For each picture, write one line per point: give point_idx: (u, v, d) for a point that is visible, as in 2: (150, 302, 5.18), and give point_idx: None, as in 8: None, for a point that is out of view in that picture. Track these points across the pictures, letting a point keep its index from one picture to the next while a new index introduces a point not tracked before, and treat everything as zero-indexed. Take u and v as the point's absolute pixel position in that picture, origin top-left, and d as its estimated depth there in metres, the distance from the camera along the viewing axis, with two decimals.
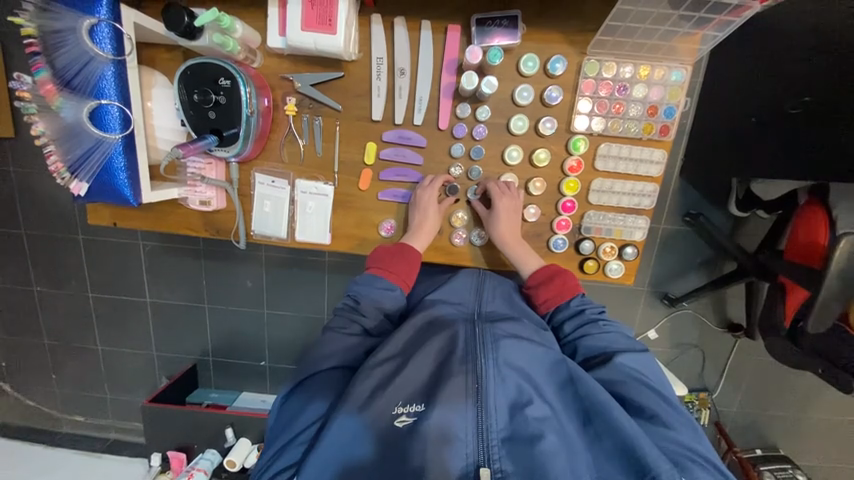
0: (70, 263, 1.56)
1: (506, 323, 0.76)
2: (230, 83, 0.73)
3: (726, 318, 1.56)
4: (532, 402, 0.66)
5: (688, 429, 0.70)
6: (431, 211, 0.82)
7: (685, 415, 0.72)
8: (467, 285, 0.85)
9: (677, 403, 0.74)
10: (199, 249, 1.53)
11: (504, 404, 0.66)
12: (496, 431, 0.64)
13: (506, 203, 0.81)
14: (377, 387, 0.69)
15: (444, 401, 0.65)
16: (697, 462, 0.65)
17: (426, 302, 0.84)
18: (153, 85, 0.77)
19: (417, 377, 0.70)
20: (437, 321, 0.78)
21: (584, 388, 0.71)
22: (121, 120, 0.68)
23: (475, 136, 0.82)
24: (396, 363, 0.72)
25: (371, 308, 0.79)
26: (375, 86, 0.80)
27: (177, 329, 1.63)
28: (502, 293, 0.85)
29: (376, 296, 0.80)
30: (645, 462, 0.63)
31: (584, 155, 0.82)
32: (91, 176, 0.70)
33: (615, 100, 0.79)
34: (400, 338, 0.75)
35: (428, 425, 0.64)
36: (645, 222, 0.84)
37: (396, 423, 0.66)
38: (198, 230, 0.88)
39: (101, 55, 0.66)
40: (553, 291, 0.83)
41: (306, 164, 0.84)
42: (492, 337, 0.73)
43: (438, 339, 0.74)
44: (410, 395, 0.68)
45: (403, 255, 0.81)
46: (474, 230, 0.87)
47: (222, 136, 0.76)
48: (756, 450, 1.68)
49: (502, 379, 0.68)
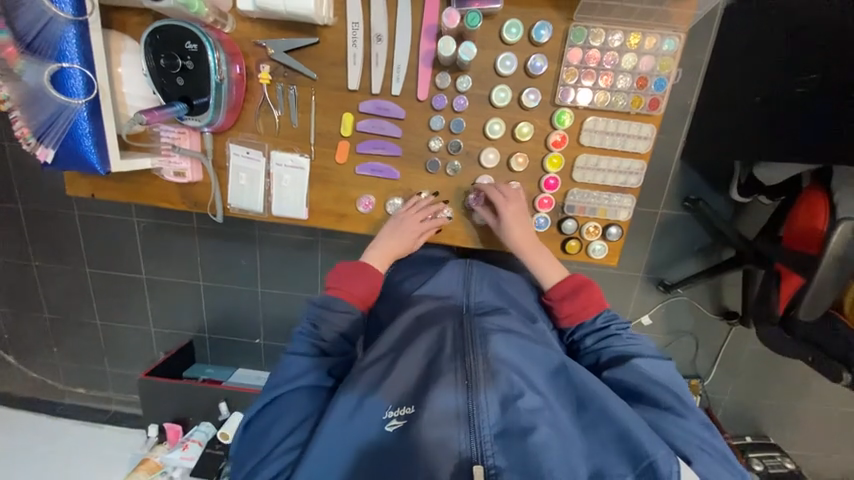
0: (68, 238, 1.58)
1: (494, 316, 0.75)
2: (198, 47, 0.70)
3: (721, 305, 1.54)
4: (524, 394, 0.65)
5: (691, 418, 0.69)
6: (408, 231, 0.82)
7: (691, 406, 0.71)
8: (454, 275, 0.84)
9: (682, 394, 0.72)
10: (193, 227, 1.53)
11: (495, 399, 0.64)
12: (488, 425, 0.62)
13: (519, 210, 0.80)
14: (368, 389, 0.68)
15: (434, 401, 0.64)
16: (706, 451, 0.66)
17: (413, 299, 0.82)
18: (122, 51, 0.74)
19: (406, 374, 0.69)
20: (426, 316, 0.77)
21: (579, 377, 0.70)
22: (85, 85, 0.66)
23: (455, 108, 0.78)
24: (386, 363, 0.71)
25: (332, 334, 0.77)
26: (351, 53, 0.76)
27: (173, 306, 1.65)
28: (490, 282, 0.84)
29: (333, 320, 0.77)
30: (641, 449, 0.62)
31: (569, 129, 0.79)
32: (56, 142, 0.68)
33: (603, 71, 0.75)
34: (392, 333, 0.75)
35: (420, 424, 0.63)
36: (630, 202, 0.81)
37: (388, 428, 0.65)
38: (174, 202, 0.87)
39: (61, 16, 0.63)
40: (577, 306, 0.83)
41: (282, 135, 0.82)
42: (481, 332, 0.71)
43: (428, 335, 0.72)
44: (400, 396, 0.67)
45: (366, 273, 0.82)
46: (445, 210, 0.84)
47: (191, 105, 0.74)
48: (747, 437, 1.70)
49: (492, 372, 0.66)
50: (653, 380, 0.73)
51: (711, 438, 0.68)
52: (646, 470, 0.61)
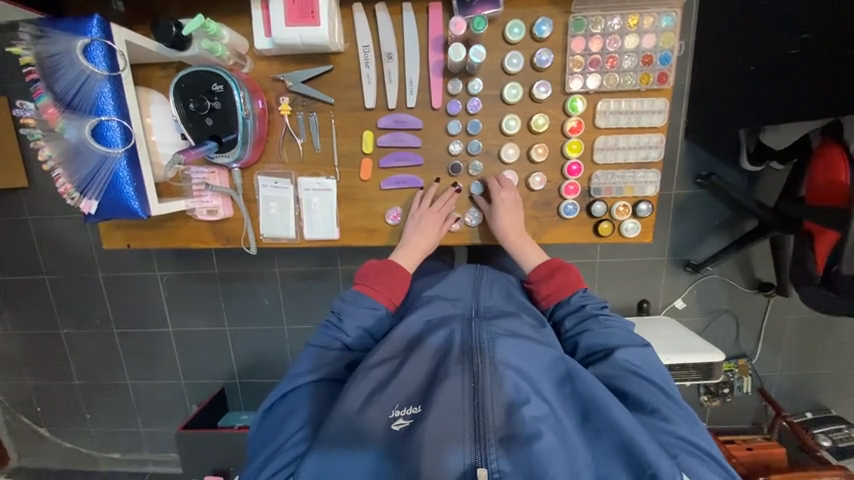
0: (94, 300, 1.60)
1: (504, 320, 0.74)
2: (223, 87, 0.74)
3: (754, 277, 1.52)
4: (530, 401, 0.64)
5: (686, 422, 0.67)
6: (430, 230, 0.83)
7: (686, 411, 0.69)
8: (464, 281, 0.84)
9: (678, 399, 0.70)
10: (214, 273, 1.55)
11: (501, 404, 0.63)
12: (494, 431, 0.61)
13: (510, 201, 0.82)
14: (376, 385, 0.69)
15: (441, 402, 0.64)
16: (697, 455, 0.63)
17: (423, 299, 0.83)
18: (151, 102, 0.78)
19: (414, 378, 0.69)
20: (436, 319, 0.77)
21: (584, 383, 0.67)
22: (123, 134, 0.69)
23: (470, 110, 0.81)
24: (396, 361, 0.72)
25: (356, 329, 0.78)
26: (365, 74, 0.80)
27: (202, 355, 1.65)
28: (501, 288, 0.84)
29: (361, 316, 0.79)
30: (644, 458, 0.61)
31: (583, 115, 0.81)
32: (99, 193, 0.71)
33: (608, 55, 0.78)
34: (398, 336, 0.75)
35: (425, 425, 0.63)
36: (655, 175, 0.82)
37: (394, 426, 0.65)
38: (209, 242, 0.89)
39: (97, 73, 0.67)
40: (555, 285, 0.84)
41: (306, 162, 0.85)
42: (489, 334, 0.71)
43: (437, 335, 0.73)
44: (408, 396, 0.68)
45: (388, 274, 0.82)
46: (470, 210, 0.86)
47: (221, 142, 0.77)
48: (807, 414, 1.62)
49: (499, 376, 0.65)
50: (643, 377, 0.70)
51: (707, 443, 0.66)
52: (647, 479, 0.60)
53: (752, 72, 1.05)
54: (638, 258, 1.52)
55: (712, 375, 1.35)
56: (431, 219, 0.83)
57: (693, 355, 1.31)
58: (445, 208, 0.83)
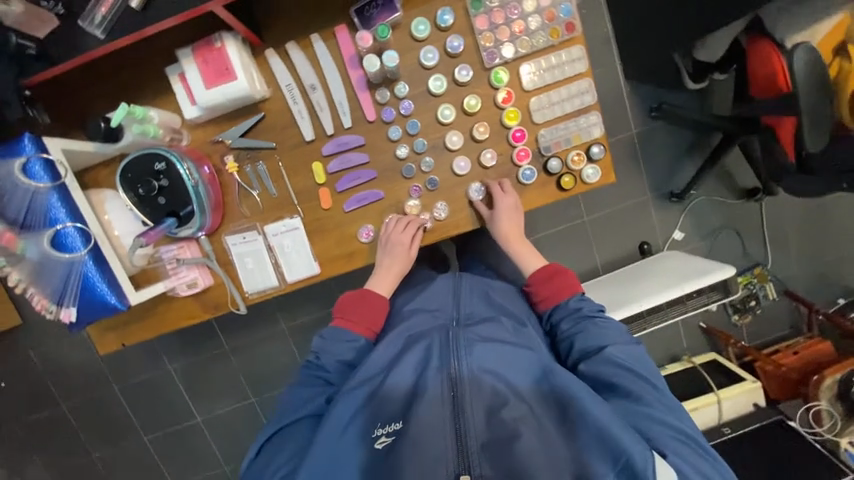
0: (117, 414, 1.59)
1: (482, 326, 0.78)
2: (166, 164, 0.76)
3: (738, 186, 1.55)
4: (508, 403, 0.67)
5: (668, 409, 0.69)
6: (399, 254, 0.84)
7: (670, 399, 0.71)
8: (443, 290, 0.88)
9: (661, 385, 0.72)
10: (226, 350, 1.55)
11: (480, 409, 0.67)
12: (475, 437, 0.65)
13: (509, 204, 0.84)
14: (358, 412, 0.71)
15: (421, 417, 0.67)
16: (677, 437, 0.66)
17: (404, 314, 0.86)
18: (105, 201, 0.80)
19: (394, 397, 0.71)
20: (416, 333, 0.79)
21: (558, 379, 0.69)
22: (82, 236, 0.71)
23: (404, 112, 0.83)
24: (376, 383, 0.74)
25: (333, 363, 0.80)
26: (296, 111, 0.82)
27: (238, 434, 1.61)
28: (479, 293, 0.87)
29: (337, 350, 0.80)
30: (618, 447, 0.62)
31: (510, 84, 0.83)
32: (75, 299, 0.72)
33: (512, 22, 0.81)
34: (374, 361, 0.76)
35: (407, 442, 0.66)
36: (597, 117, 0.84)
37: (376, 446, 0.67)
38: (198, 315, 0.89)
39: (42, 187, 0.69)
40: (554, 289, 0.85)
41: (268, 209, 0.86)
42: (466, 342, 0.74)
43: (415, 352, 0.75)
44: (389, 416, 0.70)
45: (369, 300, 0.85)
46: (438, 203, 0.87)
47: (179, 216, 0.79)
48: (839, 300, 1.61)
49: (476, 385, 0.68)
50: (634, 371, 0.72)
51: (689, 427, 0.69)
52: (623, 467, 0.61)
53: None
54: (621, 204, 1.54)
55: (731, 291, 1.33)
56: (397, 241, 0.84)
57: (713, 275, 1.26)
58: (410, 233, 0.84)
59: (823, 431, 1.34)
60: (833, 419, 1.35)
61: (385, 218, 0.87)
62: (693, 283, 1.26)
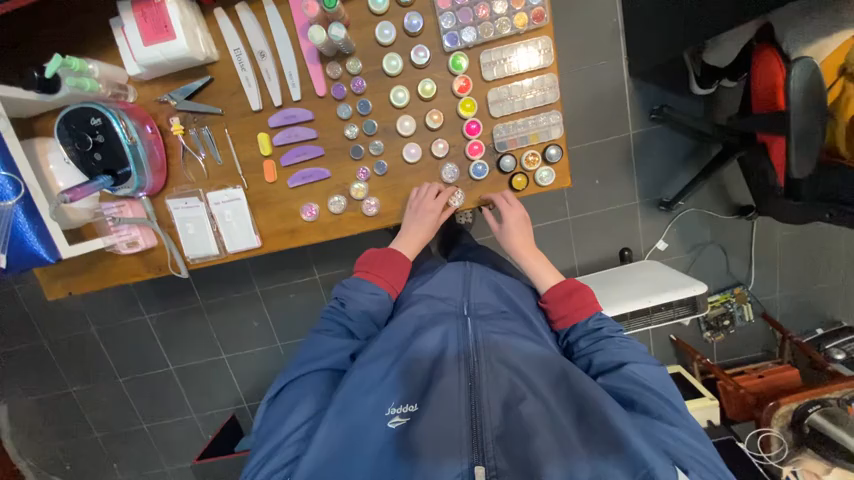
0: (94, 354, 1.65)
1: (497, 320, 0.80)
2: (102, 120, 0.75)
3: (732, 203, 1.49)
4: (526, 399, 0.68)
5: (692, 434, 0.65)
6: (427, 220, 0.82)
7: (692, 424, 0.67)
8: (453, 280, 0.89)
9: (682, 408, 0.68)
10: (200, 306, 1.59)
11: (497, 400, 0.68)
12: (490, 428, 0.65)
13: (515, 218, 0.86)
14: (374, 385, 0.72)
15: (437, 401, 0.69)
16: (703, 465, 0.62)
17: (412, 298, 0.86)
18: (48, 151, 0.80)
19: (412, 378, 0.73)
20: (431, 317, 0.81)
21: (577, 379, 0.68)
22: (14, 186, 0.72)
23: (356, 91, 0.80)
24: (393, 360, 0.75)
25: (357, 311, 0.80)
26: (243, 77, 0.80)
27: (206, 386, 1.68)
28: (488, 283, 0.88)
29: (362, 299, 0.81)
30: (639, 457, 0.59)
31: (469, 71, 0.79)
32: (4, 246, 0.74)
33: (477, 3, 0.76)
34: (392, 335, 0.78)
35: (422, 424, 0.67)
36: (557, 116, 0.80)
37: (391, 425, 0.68)
38: (141, 274, 0.90)
39: None
40: (570, 306, 0.80)
41: (213, 176, 0.85)
42: (484, 333, 0.76)
43: (433, 335, 0.77)
44: (404, 396, 0.71)
45: (394, 262, 0.85)
46: (456, 193, 0.84)
47: (116, 175, 0.78)
48: (817, 331, 1.56)
49: (495, 376, 0.70)
50: (647, 386, 0.68)
51: (710, 452, 0.65)
52: None
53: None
54: (606, 207, 1.50)
55: (700, 307, 1.27)
56: (428, 209, 0.82)
57: (682, 291, 1.25)
58: (440, 202, 0.82)
59: (767, 456, 1.34)
60: (781, 446, 1.33)
61: (412, 189, 0.85)
62: (660, 296, 1.24)
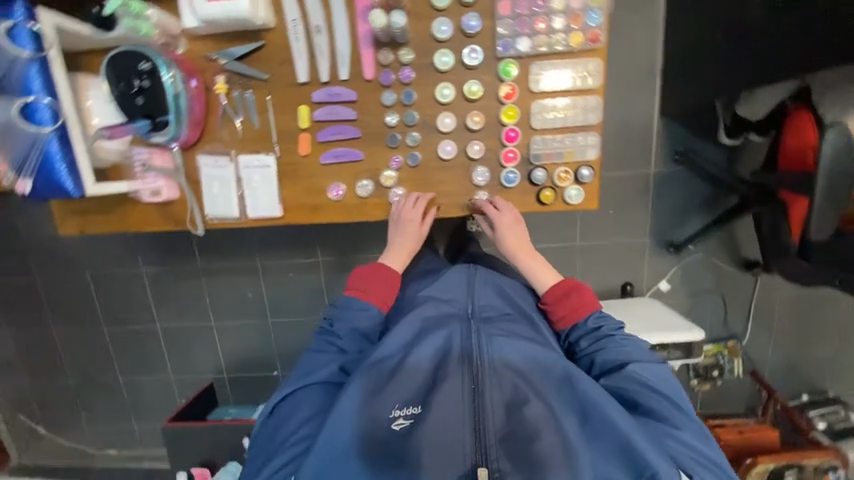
0: (83, 298, 1.64)
1: (501, 323, 0.80)
2: (151, 66, 0.75)
3: (740, 256, 1.50)
4: (530, 401, 0.70)
5: (688, 432, 0.72)
6: (410, 231, 0.84)
7: (689, 420, 0.74)
8: (458, 281, 0.87)
9: (682, 404, 0.75)
10: (198, 269, 1.58)
11: (501, 403, 0.69)
12: (494, 430, 0.67)
13: (511, 218, 0.84)
14: (376, 386, 0.73)
15: (441, 402, 0.70)
16: (699, 462, 0.68)
17: (418, 300, 0.87)
18: (90, 86, 0.80)
19: (413, 381, 0.74)
20: (434, 320, 0.82)
21: (582, 385, 0.71)
22: (53, 113, 0.71)
23: (403, 80, 0.81)
24: (394, 363, 0.76)
25: (346, 330, 0.81)
26: (295, 48, 0.80)
27: (190, 349, 1.67)
28: (493, 285, 0.87)
29: (351, 318, 0.82)
30: (640, 458, 0.65)
31: (517, 80, 0.80)
32: (33, 172, 0.74)
33: (537, 16, 0.77)
34: (391, 341, 0.78)
35: (425, 426, 0.68)
36: (595, 139, 0.81)
37: (393, 426, 0.70)
38: (158, 224, 0.90)
39: (23, 54, 0.69)
40: (570, 306, 0.84)
41: (246, 139, 0.85)
42: (488, 336, 0.77)
43: (435, 338, 0.78)
44: (408, 398, 0.72)
45: (379, 275, 0.85)
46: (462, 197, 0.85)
47: (154, 121, 0.79)
48: (803, 397, 1.58)
49: (498, 379, 0.71)
50: (648, 385, 0.75)
51: (708, 450, 0.71)
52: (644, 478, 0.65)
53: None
54: (617, 239, 1.50)
55: (694, 353, 1.31)
56: (409, 219, 0.83)
57: (673, 335, 1.28)
58: (418, 208, 0.83)
59: None
60: None
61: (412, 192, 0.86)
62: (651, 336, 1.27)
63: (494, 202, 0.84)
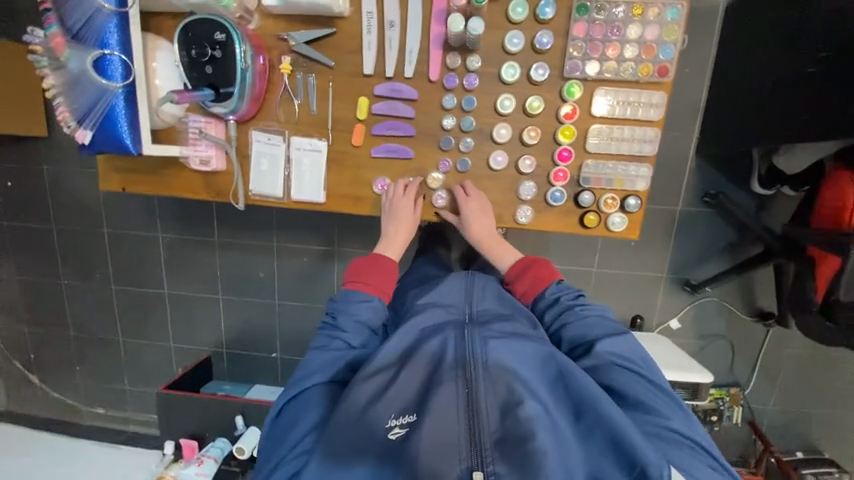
0: (97, 255, 1.64)
1: (495, 323, 0.76)
2: (225, 37, 0.76)
3: (755, 305, 1.49)
4: (523, 401, 0.65)
5: (677, 418, 0.69)
6: (402, 218, 0.84)
7: (676, 404, 0.72)
8: (456, 288, 0.85)
9: (662, 384, 0.73)
10: (214, 241, 1.58)
11: (495, 404, 0.65)
12: (489, 433, 0.63)
13: (478, 205, 0.83)
14: (375, 393, 0.69)
15: (436, 407, 0.65)
16: (690, 450, 0.66)
17: (417, 307, 0.83)
18: (158, 49, 0.80)
19: (408, 385, 0.70)
20: (431, 327, 0.78)
21: (574, 383, 0.68)
22: (124, 69, 0.74)
23: (467, 86, 0.81)
24: (393, 369, 0.72)
25: (350, 322, 0.79)
26: (366, 40, 0.81)
27: (194, 320, 1.66)
28: (492, 291, 0.85)
29: (354, 309, 0.80)
30: (633, 455, 0.62)
31: (580, 101, 0.81)
32: (95, 124, 0.75)
33: (609, 42, 0.78)
34: (390, 347, 0.75)
35: (420, 432, 0.64)
36: (647, 170, 0.81)
37: (391, 436, 0.65)
38: (200, 193, 0.90)
39: (105, 8, 0.72)
40: (529, 282, 0.87)
41: (301, 122, 0.86)
42: (481, 338, 0.73)
43: (431, 342, 0.74)
44: (404, 405, 0.68)
45: (376, 264, 0.84)
46: (439, 190, 0.86)
47: (218, 91, 0.80)
48: (797, 453, 1.57)
49: (491, 378, 0.67)
50: (630, 368, 0.73)
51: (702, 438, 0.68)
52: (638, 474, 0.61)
53: (797, 76, 1.00)
54: (636, 271, 1.50)
55: (699, 396, 1.27)
56: (401, 209, 0.84)
57: (684, 374, 1.27)
58: (408, 197, 0.84)
59: None
60: None
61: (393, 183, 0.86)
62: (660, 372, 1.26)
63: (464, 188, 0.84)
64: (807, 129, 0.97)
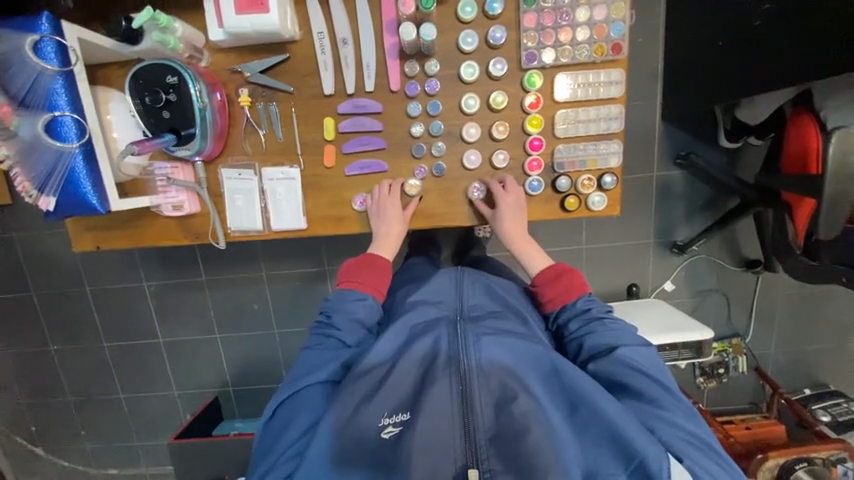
0: (83, 314, 1.59)
1: (488, 320, 0.76)
2: (177, 79, 0.74)
3: (742, 255, 1.53)
4: (518, 397, 0.66)
5: (681, 414, 0.69)
6: (392, 217, 0.83)
7: (681, 402, 0.71)
8: (447, 285, 0.84)
9: (673, 387, 0.72)
10: (201, 280, 1.54)
11: (489, 402, 0.66)
12: (484, 430, 0.65)
13: (515, 201, 0.83)
14: (366, 395, 0.69)
15: (429, 408, 0.67)
16: (693, 445, 0.66)
17: (407, 306, 0.83)
18: (110, 101, 0.79)
19: (401, 387, 0.70)
20: (421, 325, 0.77)
21: (568, 375, 0.69)
22: (78, 129, 0.71)
23: (429, 91, 0.81)
24: (384, 369, 0.72)
25: (345, 321, 0.79)
26: (321, 61, 0.81)
27: (194, 364, 1.63)
28: (482, 285, 0.85)
29: (348, 309, 0.80)
30: (630, 447, 0.63)
31: (542, 90, 0.81)
32: (57, 189, 0.73)
33: (560, 28, 0.79)
34: (379, 348, 0.74)
35: (415, 433, 0.65)
36: (618, 146, 0.82)
37: (383, 435, 0.67)
38: (178, 239, 0.88)
39: (49, 69, 0.69)
40: (559, 289, 0.85)
41: (269, 152, 0.85)
42: (474, 335, 0.72)
43: (423, 341, 0.74)
44: (396, 405, 0.69)
45: (373, 265, 0.84)
46: (475, 182, 0.85)
47: (179, 135, 0.77)
48: (804, 390, 1.62)
49: (485, 377, 0.68)
50: (635, 368, 0.72)
51: (705, 433, 0.69)
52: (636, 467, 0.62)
53: (745, 31, 1.03)
54: (624, 241, 1.52)
55: (704, 353, 1.31)
56: (389, 208, 0.84)
57: (683, 333, 1.29)
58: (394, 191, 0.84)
59: None
60: None
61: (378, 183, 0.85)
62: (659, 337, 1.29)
63: (503, 181, 0.84)
64: (763, 81, 1.00)
